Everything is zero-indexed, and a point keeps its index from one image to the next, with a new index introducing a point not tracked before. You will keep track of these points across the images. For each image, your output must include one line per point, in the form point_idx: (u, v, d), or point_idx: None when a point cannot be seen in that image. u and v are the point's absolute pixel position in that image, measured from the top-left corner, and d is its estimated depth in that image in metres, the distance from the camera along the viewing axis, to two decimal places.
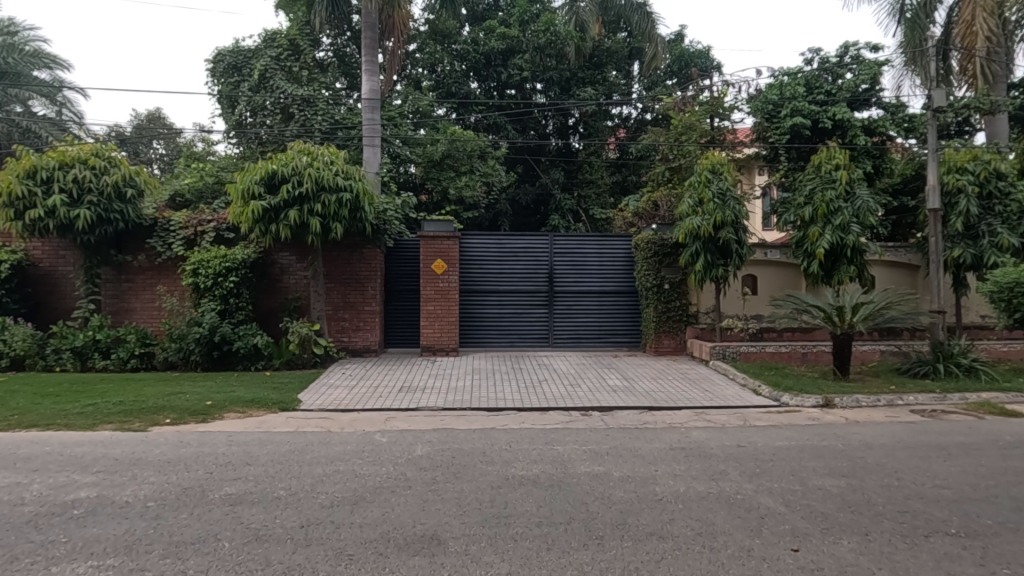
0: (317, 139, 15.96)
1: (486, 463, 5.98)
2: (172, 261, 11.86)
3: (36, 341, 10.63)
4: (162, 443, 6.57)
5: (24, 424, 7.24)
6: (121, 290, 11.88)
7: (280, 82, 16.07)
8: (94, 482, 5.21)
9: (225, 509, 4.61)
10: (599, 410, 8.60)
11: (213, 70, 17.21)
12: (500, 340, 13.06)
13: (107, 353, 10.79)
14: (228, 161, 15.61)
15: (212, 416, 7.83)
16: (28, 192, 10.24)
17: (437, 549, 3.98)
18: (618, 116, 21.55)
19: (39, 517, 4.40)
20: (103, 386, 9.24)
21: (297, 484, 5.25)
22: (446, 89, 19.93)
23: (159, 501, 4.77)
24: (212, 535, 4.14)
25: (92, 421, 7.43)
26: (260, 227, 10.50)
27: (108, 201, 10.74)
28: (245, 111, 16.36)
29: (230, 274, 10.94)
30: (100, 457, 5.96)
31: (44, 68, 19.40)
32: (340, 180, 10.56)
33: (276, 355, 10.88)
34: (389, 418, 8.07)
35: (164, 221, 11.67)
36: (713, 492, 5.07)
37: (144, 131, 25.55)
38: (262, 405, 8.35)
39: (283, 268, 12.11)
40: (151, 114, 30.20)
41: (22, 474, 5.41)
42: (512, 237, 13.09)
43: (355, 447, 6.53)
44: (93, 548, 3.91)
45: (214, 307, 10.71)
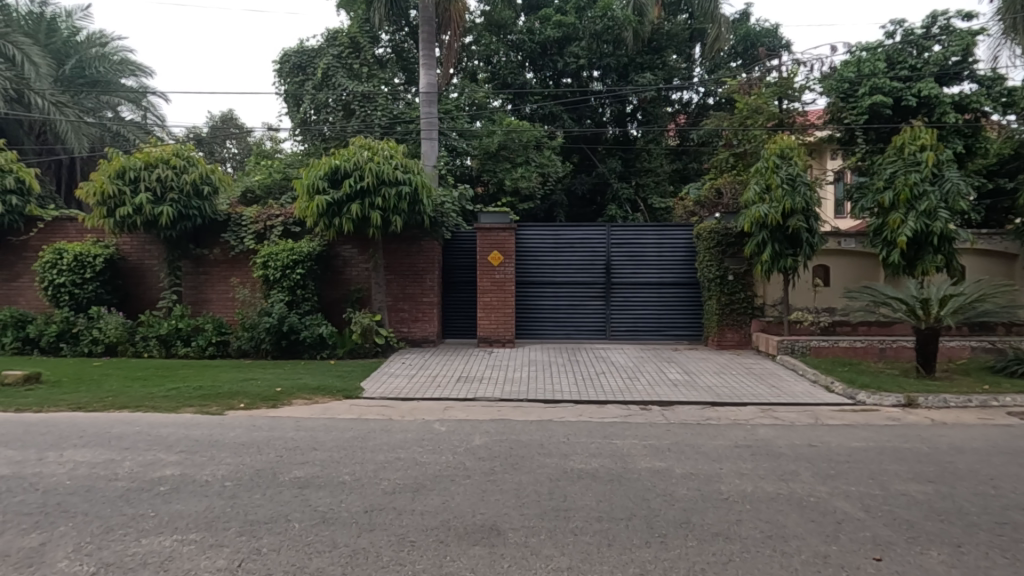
0: (377, 134, 16.36)
1: (544, 455, 5.94)
2: (245, 254, 12.50)
3: (127, 328, 11.50)
4: (237, 426, 6.94)
5: (116, 405, 7.85)
6: (199, 282, 12.65)
7: (341, 80, 16.52)
8: (178, 461, 5.57)
9: (294, 491, 4.81)
10: (659, 404, 8.38)
11: (280, 70, 17.95)
12: (556, 332, 12.99)
13: (188, 341, 11.51)
14: (294, 158, 16.18)
15: (281, 402, 8.22)
16: (119, 191, 11.03)
17: (496, 539, 4.00)
18: (678, 102, 20.99)
19: (130, 492, 4.76)
20: (184, 371, 9.88)
21: (361, 469, 5.42)
22: (502, 80, 19.82)
23: (235, 481, 5.05)
24: (283, 515, 4.33)
25: (175, 404, 7.96)
26: (325, 220, 10.83)
27: (187, 198, 11.43)
28: (309, 109, 16.94)
29: (297, 267, 11.41)
30: (183, 438, 6.39)
31: (130, 76, 20.87)
32: (400, 173, 10.79)
33: (340, 344, 11.28)
34: (448, 408, 8.19)
35: (236, 216, 12.32)
36: (782, 493, 4.83)
37: (218, 131, 27.00)
38: (327, 393, 8.68)
39: (346, 261, 12.51)
40: (224, 115, 31.95)
41: (116, 451, 5.86)
42: (569, 228, 12.93)
43: (415, 435, 6.66)
44: (178, 523, 4.18)
45: (282, 298, 11.25)
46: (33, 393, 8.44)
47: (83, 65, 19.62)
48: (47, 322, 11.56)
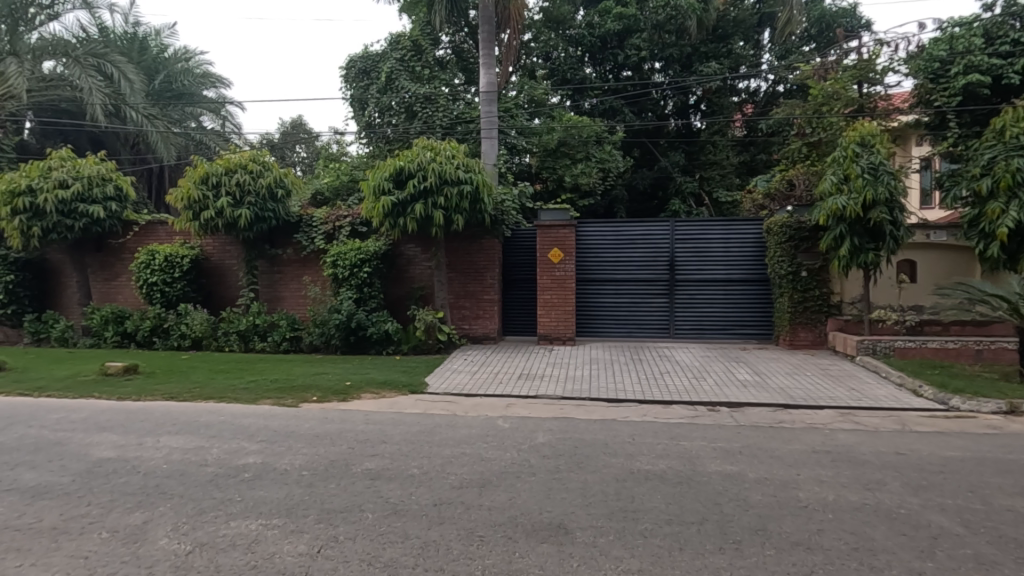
0: (438, 134, 16.67)
1: (610, 455, 5.86)
2: (315, 254, 13.07)
3: (210, 324, 12.30)
4: (312, 418, 7.28)
5: (202, 396, 8.41)
6: (274, 280, 13.35)
7: (404, 83, 16.93)
8: (259, 449, 5.91)
9: (366, 482, 4.99)
10: (728, 405, 8.09)
11: (346, 76, 18.64)
12: (618, 330, 12.80)
13: (265, 336, 12.17)
14: (359, 160, 16.75)
15: (351, 396, 8.54)
16: (203, 196, 11.81)
17: (565, 538, 3.98)
18: (745, 91, 20.20)
19: (218, 477, 5.09)
20: (262, 365, 10.46)
21: (429, 463, 5.54)
22: (561, 76, 19.66)
23: (312, 470, 5.30)
24: (357, 505, 4.50)
25: (255, 395, 8.44)
26: (390, 220, 11.14)
27: (263, 201, 12.09)
28: (374, 112, 17.47)
29: (364, 265, 11.83)
30: (263, 428, 6.76)
31: (211, 87, 22.29)
32: (461, 173, 10.95)
33: (404, 340, 11.60)
34: (510, 405, 8.24)
35: (308, 218, 12.90)
36: (868, 503, 4.54)
37: (289, 136, 28.37)
38: (393, 388, 8.95)
39: (409, 259, 12.83)
40: (294, 121, 33.51)
41: (204, 439, 6.29)
42: (630, 224, 12.70)
43: (479, 431, 6.74)
44: (262, 508, 4.43)
45: (350, 296, 11.68)
46: (131, 383, 9.19)
47: (170, 79, 21.15)
48: (142, 318, 12.55)
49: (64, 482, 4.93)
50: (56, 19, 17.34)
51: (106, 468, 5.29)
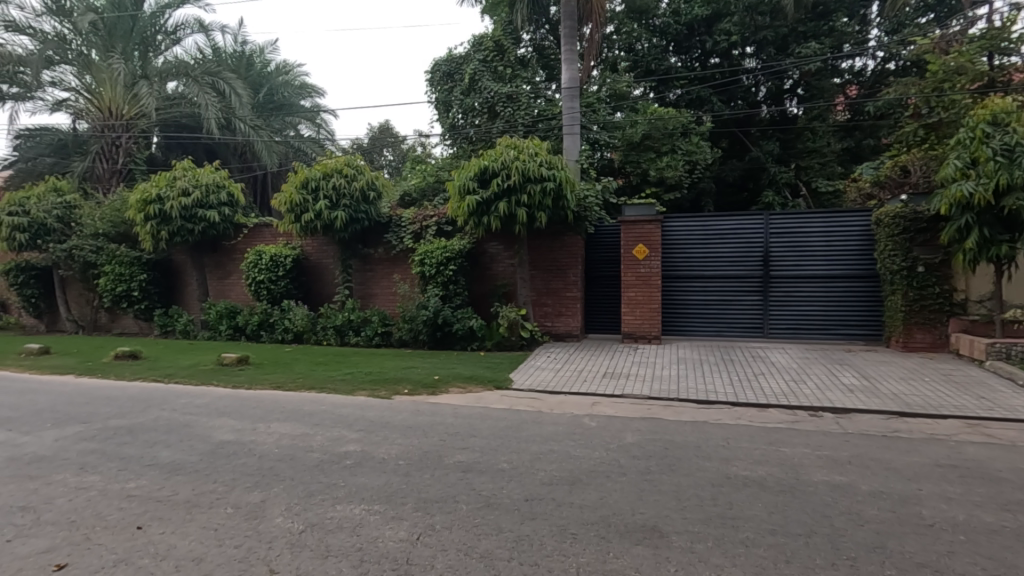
0: (520, 133, 16.81)
1: (703, 458, 5.64)
2: (404, 253, 13.62)
3: (310, 319, 13.18)
4: (404, 410, 7.60)
5: (305, 386, 9.04)
6: (366, 278, 14.05)
7: (487, 83, 17.20)
8: (358, 438, 6.25)
9: (459, 475, 5.13)
10: (833, 412, 7.52)
11: (431, 79, 19.31)
12: (706, 329, 12.29)
13: (358, 331, 12.87)
14: (444, 161, 17.22)
15: (439, 389, 8.83)
16: (304, 200, 12.66)
17: (660, 541, 3.88)
18: (849, 71, 18.73)
19: (323, 462, 5.44)
20: (356, 358, 11.06)
21: (517, 458, 5.60)
22: (645, 67, 19.14)
23: (407, 460, 5.53)
24: (451, 496, 4.64)
25: (351, 387, 8.94)
26: (474, 219, 11.36)
27: (357, 203, 12.78)
28: (458, 114, 17.91)
29: (450, 263, 12.17)
30: (360, 418, 7.14)
31: (308, 98, 23.86)
32: (544, 170, 10.97)
33: (488, 337, 11.83)
34: (596, 403, 8.15)
35: (397, 218, 13.47)
36: (1008, 526, 4.04)
37: (377, 141, 29.73)
38: (479, 383, 9.15)
39: (493, 257, 13.03)
40: (382, 125, 35.06)
41: (309, 426, 6.74)
42: (720, 218, 12.14)
43: (566, 429, 6.73)
44: (364, 494, 4.68)
45: (437, 293, 12.07)
46: (243, 372, 10.05)
47: (274, 92, 22.89)
48: (251, 313, 13.69)
49: (194, 460, 5.47)
50: (179, 44, 18.90)
51: (227, 450, 5.81)
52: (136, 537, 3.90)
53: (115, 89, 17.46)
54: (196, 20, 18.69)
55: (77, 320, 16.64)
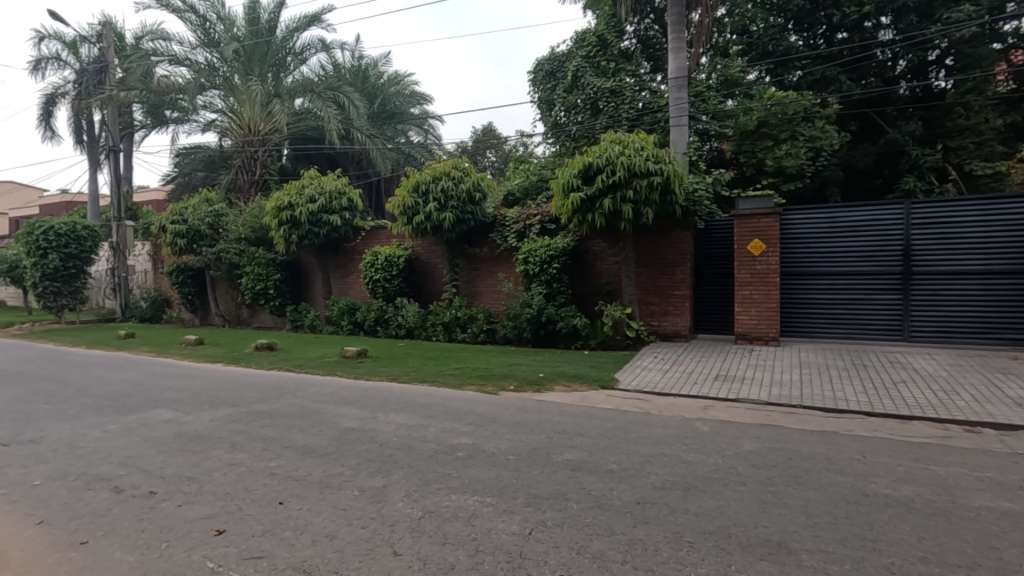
0: (624, 128, 16.45)
1: (835, 472, 5.15)
2: (508, 252, 13.88)
3: (421, 316, 13.88)
4: (511, 406, 7.74)
5: (418, 379, 9.53)
6: (472, 276, 14.48)
7: (590, 79, 17.02)
8: (469, 431, 6.46)
9: (568, 473, 5.12)
10: (995, 428, 6.53)
11: (534, 79, 19.55)
12: (833, 331, 11.24)
13: (464, 327, 13.30)
14: (547, 160, 17.27)
15: (545, 387, 8.89)
16: (415, 203, 13.35)
17: (787, 558, 3.61)
18: (1014, 33, 16.19)
19: (438, 452, 5.69)
20: (463, 354, 11.45)
21: (627, 460, 5.48)
22: (761, 49, 17.91)
23: (516, 455, 5.62)
24: (561, 494, 4.64)
25: (460, 381, 9.28)
26: (578, 217, 11.29)
27: (464, 204, 13.23)
28: (560, 112, 17.88)
29: (553, 261, 12.20)
30: (470, 412, 7.39)
31: (417, 105, 25.11)
32: (651, 164, 10.63)
33: (592, 336, 11.71)
34: (708, 407, 7.76)
35: (501, 218, 13.76)
36: None
37: (481, 143, 30.53)
38: (584, 382, 9.08)
39: (597, 254, 12.87)
40: (485, 127, 35.96)
41: (423, 417, 7.09)
42: (850, 208, 11.02)
43: (677, 432, 6.47)
44: (477, 486, 4.83)
45: (541, 291, 12.16)
46: (362, 365, 10.80)
47: (387, 102, 24.31)
48: (368, 310, 14.71)
49: (324, 444, 5.98)
50: (305, 63, 20.69)
51: (352, 436, 6.28)
52: (279, 511, 4.32)
53: (253, 108, 19.45)
54: (320, 40, 20.34)
55: (224, 315, 18.86)
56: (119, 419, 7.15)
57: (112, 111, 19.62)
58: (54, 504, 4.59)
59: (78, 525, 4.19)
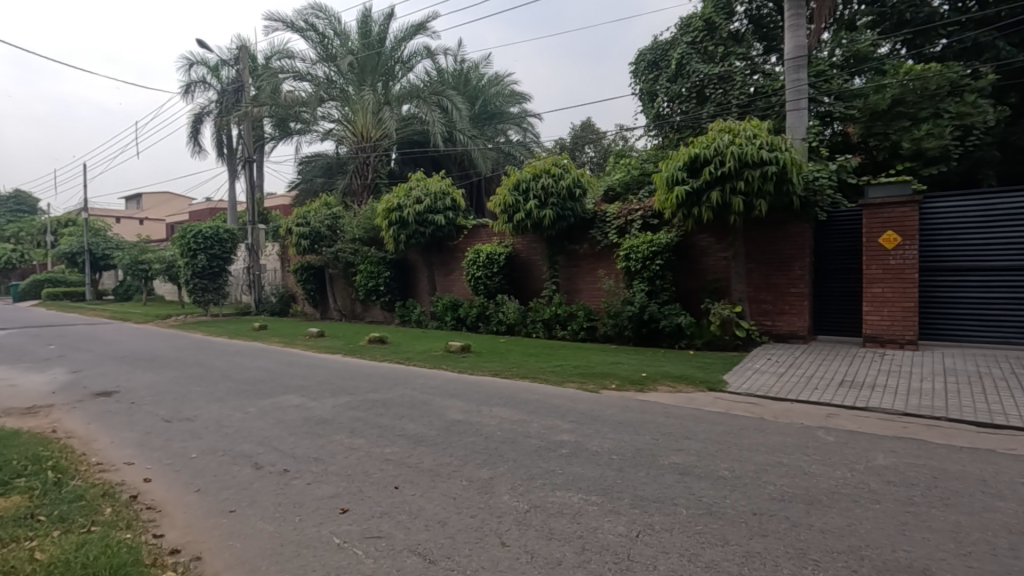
0: (734, 115, 15.53)
1: (993, 497, 4.51)
2: (609, 248, 13.66)
3: (521, 313, 14.09)
4: (613, 405, 7.62)
5: (520, 374, 9.69)
6: (572, 274, 14.43)
7: (696, 65, 16.23)
8: (571, 429, 6.45)
9: (676, 477, 4.94)
10: None
11: (636, 70, 19.07)
12: (986, 335, 9.84)
13: (564, 325, 13.30)
14: (650, 153, 16.76)
15: (648, 387, 8.66)
16: (516, 201, 13.52)
17: None
18: None
19: (541, 448, 5.74)
20: (563, 351, 11.45)
21: (740, 467, 5.18)
22: (897, 18, 15.95)
23: (620, 456, 5.52)
24: (669, 498, 4.49)
25: (561, 378, 9.30)
26: (683, 211, 10.83)
27: (563, 201, 13.19)
28: (664, 102, 17.26)
29: (656, 258, 11.82)
30: (572, 409, 7.37)
31: (517, 104, 25.48)
32: (765, 153, 9.93)
33: (698, 335, 11.21)
34: (832, 415, 7.13)
35: (602, 214, 13.57)
36: None
37: (580, 138, 30.30)
38: (690, 383, 8.72)
39: (703, 250, 12.28)
40: (584, 123, 35.64)
41: (526, 413, 7.19)
42: (1009, 194, 9.58)
43: (797, 440, 6.01)
44: (582, 484, 4.80)
45: (643, 288, 11.84)
46: (466, 359, 11.18)
47: (488, 103, 24.86)
48: (471, 306, 15.20)
49: (434, 434, 6.26)
50: (412, 71, 21.72)
51: (459, 428, 6.52)
52: (395, 495, 4.59)
53: (366, 117, 20.76)
54: (426, 47, 21.25)
55: (341, 310, 20.40)
56: (256, 403, 7.99)
57: (248, 126, 21.88)
58: (207, 474, 5.23)
59: (227, 496, 4.74)
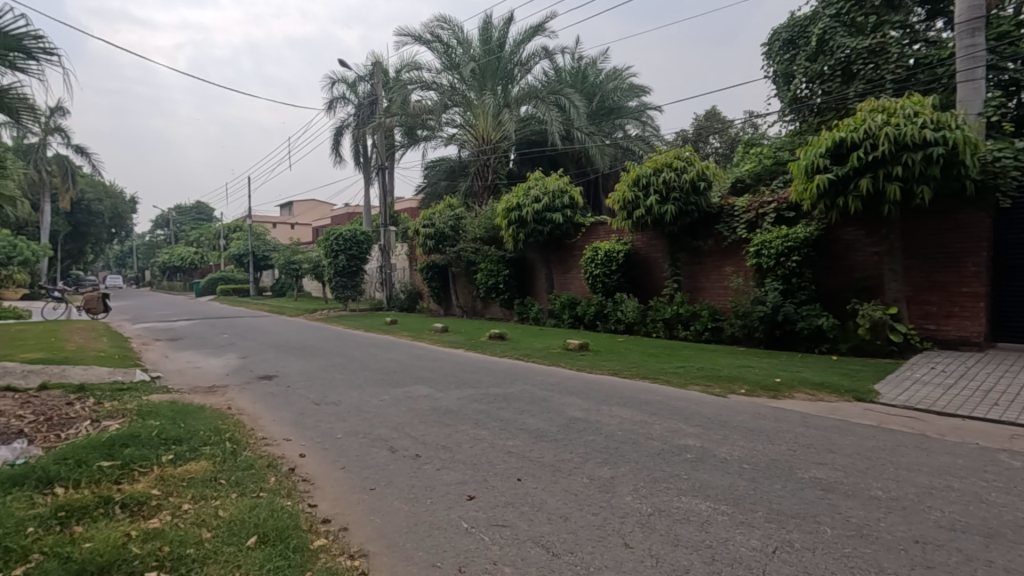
0: (888, 92, 13.78)
1: None
2: (737, 244, 12.83)
3: (640, 312, 13.74)
4: (743, 411, 7.15)
5: (640, 375, 9.46)
6: (696, 272, 13.76)
7: (840, 40, 14.63)
8: (697, 433, 6.16)
9: (818, 492, 4.52)
10: None
11: (769, 51, 17.65)
12: None
13: (687, 325, 12.74)
14: (785, 140, 15.46)
15: (783, 393, 8.01)
16: (635, 197, 13.17)
17: None
18: None
19: (665, 452, 5.56)
20: (686, 353, 10.98)
21: (897, 488, 4.61)
22: None
23: (753, 465, 5.17)
24: (811, 515, 4.12)
25: (684, 380, 8.92)
26: (826, 202, 9.84)
27: (687, 195, 12.62)
28: (802, 84, 15.80)
29: (792, 254, 10.87)
30: (697, 413, 7.04)
31: (635, 97, 24.87)
32: (929, 132, 8.70)
33: (842, 339, 10.15)
34: (1017, 436, 6.07)
35: (729, 208, 12.79)
36: None
37: (704, 129, 28.77)
38: (833, 391, 7.91)
39: (849, 244, 11.06)
40: (710, 112, 33.70)
41: (648, 414, 7.00)
42: None
43: (971, 463, 5.20)
44: (710, 491, 4.58)
45: (777, 287, 10.97)
46: (584, 358, 11.16)
47: (606, 98, 24.51)
48: (588, 304, 15.13)
49: (554, 430, 6.33)
50: (530, 72, 22.07)
51: (579, 426, 6.53)
52: (518, 487, 4.73)
53: (486, 120, 21.34)
54: (543, 47, 21.46)
55: (463, 306, 21.37)
56: (391, 391, 8.64)
57: (381, 136, 23.69)
58: (351, 454, 5.77)
59: (368, 475, 5.20)
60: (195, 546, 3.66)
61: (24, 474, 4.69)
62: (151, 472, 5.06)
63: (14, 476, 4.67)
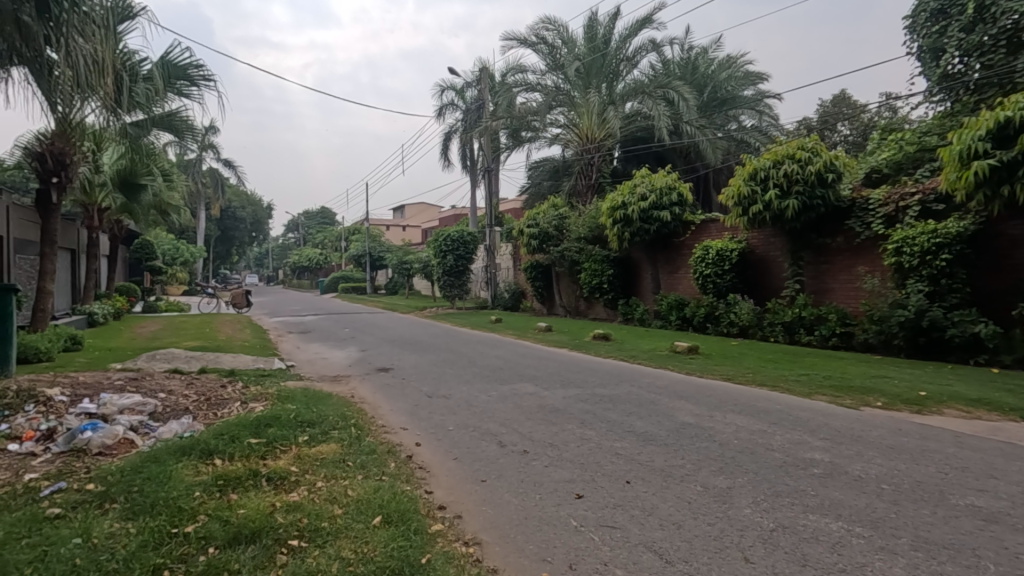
0: None
1: None
2: (872, 241, 11.60)
3: (756, 314, 12.92)
4: (880, 426, 6.45)
5: (756, 381, 8.88)
6: (821, 272, 12.64)
7: (1006, 4, 12.67)
8: (825, 447, 5.67)
9: (978, 523, 3.96)
10: None
11: (913, 24, 15.72)
12: None
13: (810, 329, 11.75)
14: (932, 123, 13.71)
15: (928, 408, 7.12)
16: (752, 191, 12.36)
17: None
18: None
19: (789, 465, 5.18)
20: (810, 359, 10.14)
21: None
22: None
23: (893, 486, 4.65)
24: (968, 547, 3.63)
25: (808, 389, 8.23)
26: (986, 191, 8.59)
27: (812, 187, 11.63)
28: (954, 59, 13.92)
29: (941, 251, 9.61)
30: (824, 425, 6.47)
31: (751, 86, 23.36)
32: None
33: (1006, 349, 8.86)
34: None
35: (863, 201, 11.60)
36: None
37: (831, 116, 26.34)
38: (994, 409, 6.89)
39: (1016, 240, 9.53)
40: (838, 96, 30.73)
41: (767, 424, 6.55)
42: None
43: None
44: (841, 511, 4.20)
45: (921, 288, 9.77)
46: (694, 361, 10.69)
47: (718, 88, 23.27)
48: (697, 306, 14.47)
49: (664, 435, 6.13)
50: (636, 66, 21.53)
51: (690, 431, 6.27)
52: (627, 490, 4.65)
53: (591, 119, 21.17)
54: (651, 40, 20.83)
55: (566, 306, 21.38)
56: (497, 387, 8.87)
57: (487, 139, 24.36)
58: (462, 446, 6.01)
59: (478, 467, 5.39)
60: (329, 520, 4.03)
61: (192, 445, 5.44)
62: (290, 450, 5.64)
63: (183, 446, 5.42)
